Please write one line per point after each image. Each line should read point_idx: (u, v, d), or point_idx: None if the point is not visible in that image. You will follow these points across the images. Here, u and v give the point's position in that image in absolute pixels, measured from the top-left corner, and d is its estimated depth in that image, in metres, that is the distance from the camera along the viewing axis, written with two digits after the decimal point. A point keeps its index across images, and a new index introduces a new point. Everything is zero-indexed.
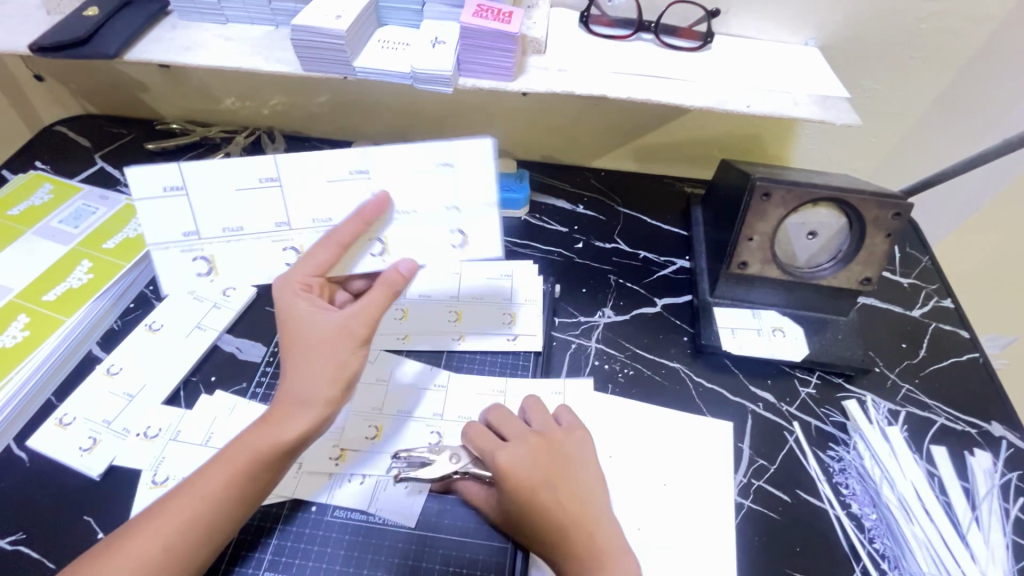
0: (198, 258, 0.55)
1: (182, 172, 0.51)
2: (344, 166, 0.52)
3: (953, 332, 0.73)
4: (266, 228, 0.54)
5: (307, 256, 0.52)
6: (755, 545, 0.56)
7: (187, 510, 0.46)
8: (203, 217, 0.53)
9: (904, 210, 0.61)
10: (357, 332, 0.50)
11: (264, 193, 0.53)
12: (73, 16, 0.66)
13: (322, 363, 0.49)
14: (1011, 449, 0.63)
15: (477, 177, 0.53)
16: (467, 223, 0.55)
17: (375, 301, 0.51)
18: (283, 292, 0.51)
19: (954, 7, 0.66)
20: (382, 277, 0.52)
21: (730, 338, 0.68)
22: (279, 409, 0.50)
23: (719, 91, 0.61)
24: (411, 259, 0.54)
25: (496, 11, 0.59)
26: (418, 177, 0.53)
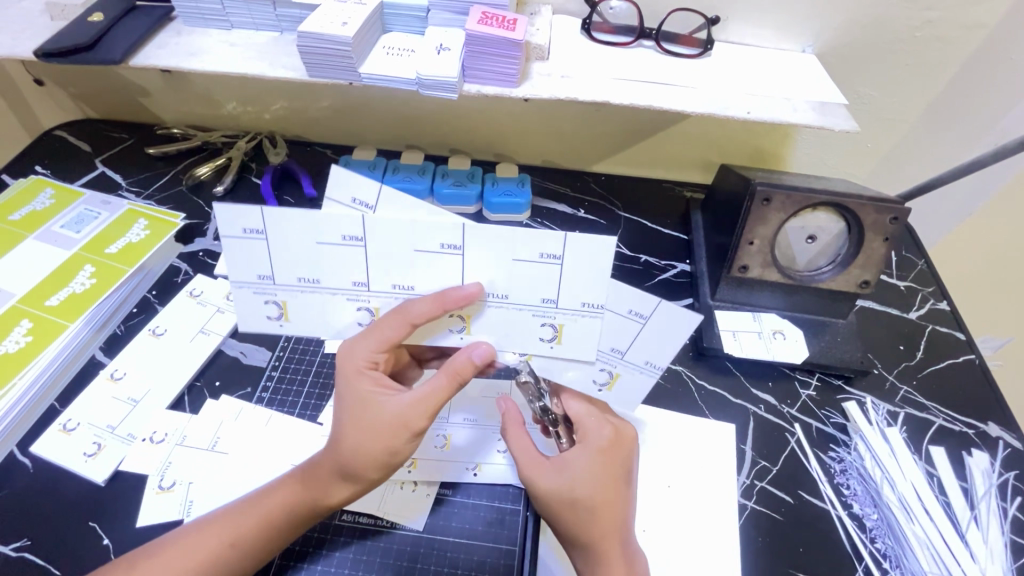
0: (269, 301, 0.49)
1: (265, 216, 0.44)
2: (436, 239, 0.44)
3: (949, 334, 0.74)
4: (343, 286, 0.48)
5: (378, 327, 0.48)
6: (759, 546, 0.57)
7: (211, 549, 0.47)
8: (280, 263, 0.46)
9: (902, 215, 0.62)
10: (414, 425, 0.48)
11: (347, 250, 0.45)
12: (77, 22, 0.66)
13: (372, 450, 0.48)
14: (1007, 449, 0.64)
15: (590, 280, 0.45)
16: (622, 368, 0.51)
17: (438, 390, 0.48)
18: (349, 354, 0.49)
19: (949, 15, 0.67)
20: (450, 363, 0.48)
21: (732, 341, 0.69)
22: (323, 475, 0.50)
23: (721, 98, 0.62)
24: (488, 347, 0.48)
25: (501, 18, 0.60)
26: (515, 266, 0.45)
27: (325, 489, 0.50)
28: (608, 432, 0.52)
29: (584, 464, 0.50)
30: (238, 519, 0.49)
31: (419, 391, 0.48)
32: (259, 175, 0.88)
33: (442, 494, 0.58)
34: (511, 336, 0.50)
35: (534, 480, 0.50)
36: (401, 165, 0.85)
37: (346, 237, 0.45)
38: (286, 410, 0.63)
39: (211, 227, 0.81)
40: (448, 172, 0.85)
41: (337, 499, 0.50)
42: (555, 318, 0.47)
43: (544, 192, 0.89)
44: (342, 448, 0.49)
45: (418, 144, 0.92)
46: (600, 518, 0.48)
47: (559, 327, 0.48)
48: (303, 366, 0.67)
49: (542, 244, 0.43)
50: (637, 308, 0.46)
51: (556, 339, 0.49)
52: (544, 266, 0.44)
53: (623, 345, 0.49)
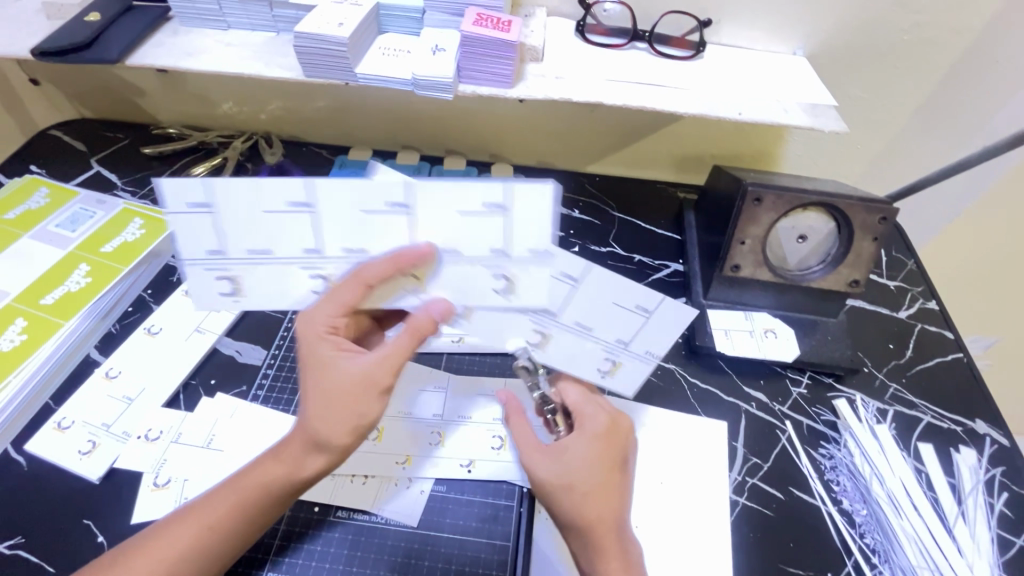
0: (221, 277, 0.50)
1: (210, 189, 0.45)
2: (383, 197, 0.45)
3: (938, 333, 0.75)
4: (296, 254, 0.48)
5: (334, 291, 0.48)
6: (750, 542, 0.58)
7: (190, 535, 0.47)
8: (228, 235, 0.47)
9: (890, 215, 0.63)
10: (381, 382, 0.48)
11: (295, 218, 0.47)
12: (74, 21, 0.66)
13: (338, 414, 0.47)
14: (994, 445, 0.65)
15: (590, 296, 0.50)
16: (624, 358, 0.55)
17: (400, 347, 0.48)
18: (307, 324, 0.49)
19: (936, 19, 0.68)
20: (410, 322, 0.49)
21: (724, 339, 0.70)
22: (294, 449, 0.49)
23: (712, 100, 0.63)
24: (445, 303, 0.50)
25: (495, 20, 0.61)
26: (463, 219, 0.47)
27: (296, 463, 0.49)
28: (605, 418, 0.53)
29: (583, 448, 0.50)
30: (213, 505, 0.48)
31: (381, 349, 0.48)
32: (255, 175, 0.88)
33: (437, 491, 0.58)
34: (501, 333, 0.54)
35: (535, 466, 0.51)
36: (397, 165, 0.86)
37: (292, 205, 0.46)
38: (281, 408, 0.63)
39: None
40: (444, 172, 0.86)
41: (309, 472, 0.49)
42: (549, 328, 0.53)
43: None
44: (306, 416, 0.48)
45: (414, 144, 0.93)
46: (598, 500, 0.48)
47: (511, 279, 0.49)
48: (298, 365, 0.67)
49: (567, 265, 0.48)
50: (622, 310, 0.51)
51: (544, 343, 0.54)
52: (489, 216, 0.46)
53: (628, 336, 0.53)
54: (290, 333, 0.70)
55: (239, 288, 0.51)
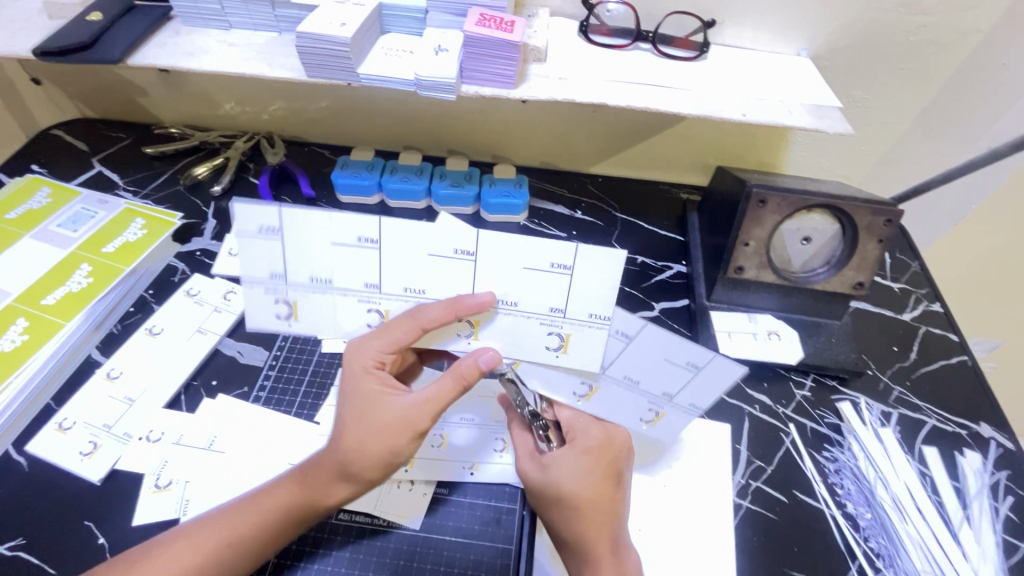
0: (279, 300, 0.48)
1: (283, 215, 0.43)
2: (450, 243, 0.44)
3: (942, 335, 0.74)
4: (355, 286, 0.47)
5: (388, 329, 0.48)
6: (754, 545, 0.57)
7: (209, 548, 0.48)
8: (293, 261, 0.45)
9: (895, 217, 0.63)
10: (416, 425, 0.48)
11: (360, 251, 0.45)
12: (76, 21, 0.66)
13: (371, 449, 0.47)
14: (999, 449, 0.65)
15: (647, 357, 0.49)
16: (667, 410, 0.54)
17: (441, 393, 0.48)
18: (356, 354, 0.50)
19: (941, 20, 0.68)
20: (456, 367, 0.47)
21: (727, 341, 0.69)
22: (321, 476, 0.49)
23: (716, 101, 0.62)
24: (493, 353, 0.48)
25: (498, 20, 0.61)
26: (525, 273, 0.45)
27: (322, 490, 0.49)
28: (597, 436, 0.52)
29: (572, 464, 0.51)
30: (234, 520, 0.49)
31: (424, 393, 0.48)
32: (256, 175, 0.88)
33: (440, 493, 0.58)
34: (549, 384, 0.53)
35: (526, 479, 0.53)
36: (399, 165, 0.86)
37: (360, 238, 0.44)
38: (283, 409, 0.63)
39: (208, 227, 0.81)
40: (446, 173, 0.85)
41: (332, 500, 0.49)
42: (597, 380, 0.51)
43: (541, 193, 0.89)
44: (341, 447, 0.48)
45: (416, 144, 0.92)
46: (586, 516, 0.49)
47: (566, 336, 0.47)
48: (300, 365, 0.67)
49: (624, 322, 0.47)
50: (678, 373, 0.50)
51: (588, 394, 0.53)
52: (553, 274, 0.44)
53: (673, 389, 0.51)
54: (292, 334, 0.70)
55: (293, 312, 0.49)
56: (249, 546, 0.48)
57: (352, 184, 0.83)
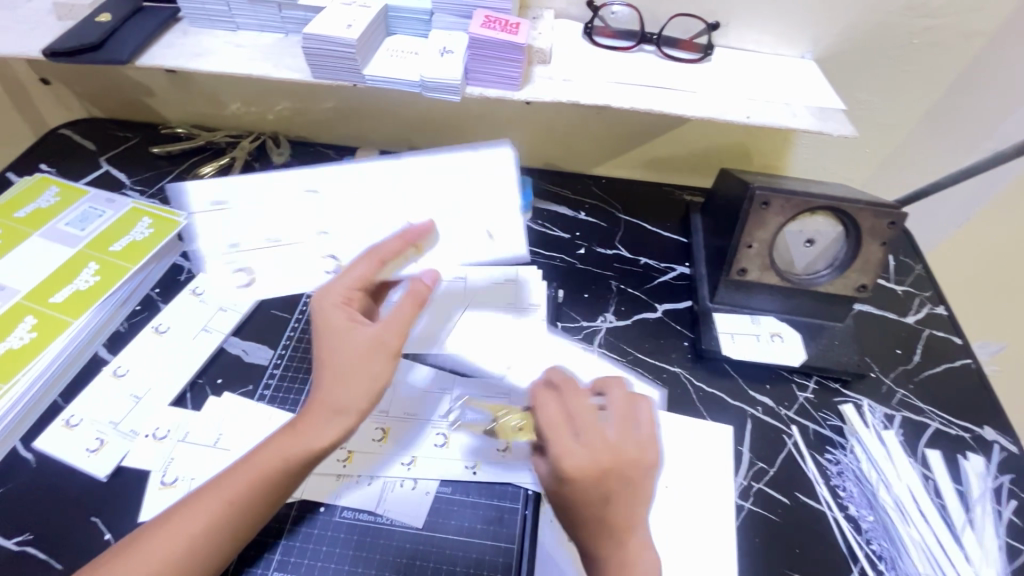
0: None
1: None
2: None
3: (946, 338, 0.74)
4: None
5: (350, 268, 0.55)
6: (755, 547, 0.57)
7: (201, 516, 0.47)
8: None
9: (899, 219, 0.63)
10: (389, 344, 0.50)
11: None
12: (85, 22, 0.67)
13: (348, 373, 0.49)
14: (1003, 453, 0.65)
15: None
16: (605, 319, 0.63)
17: (403, 311, 0.51)
18: (326, 294, 0.53)
19: (947, 22, 0.68)
20: (412, 287, 0.53)
21: (730, 343, 0.70)
22: (305, 416, 0.50)
23: (720, 103, 0.63)
24: (436, 269, 0.56)
25: (504, 22, 0.61)
26: None
27: (308, 431, 0.49)
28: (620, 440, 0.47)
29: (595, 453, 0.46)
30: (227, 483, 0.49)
31: (386, 315, 0.51)
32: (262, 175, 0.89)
33: (443, 493, 0.58)
34: None
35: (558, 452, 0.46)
36: None
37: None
38: (287, 408, 0.64)
39: None
40: None
41: (322, 442, 0.48)
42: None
43: (544, 194, 0.90)
44: (321, 377, 0.50)
45: (420, 145, 0.93)
46: (612, 505, 0.46)
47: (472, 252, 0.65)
48: (305, 364, 0.67)
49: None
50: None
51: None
52: None
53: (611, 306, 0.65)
54: (296, 333, 0.70)
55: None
56: (246, 506, 0.48)
57: None
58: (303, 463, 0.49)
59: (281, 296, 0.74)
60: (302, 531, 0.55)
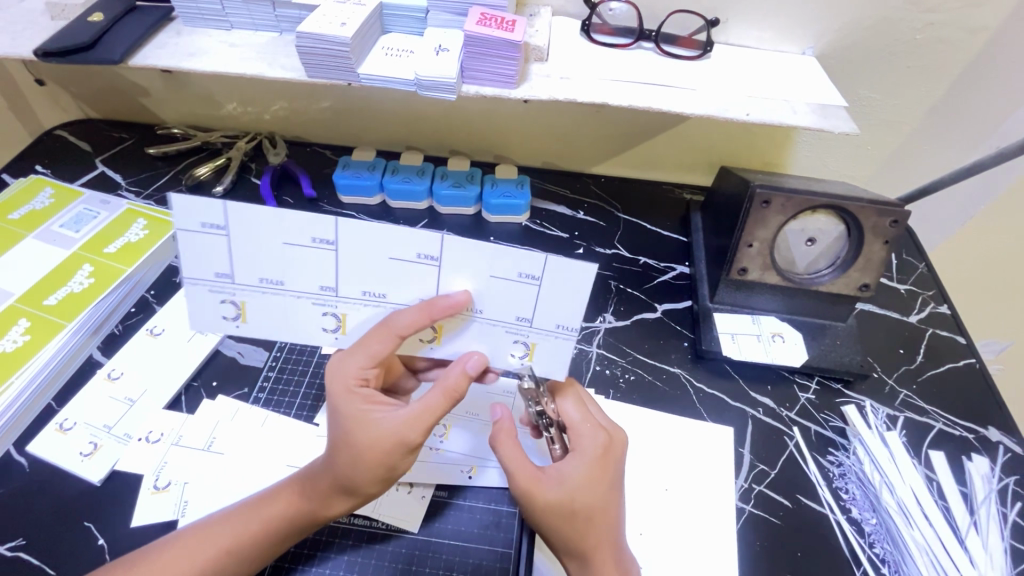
0: (226, 302, 0.51)
1: (227, 214, 0.46)
2: (413, 248, 0.47)
3: (949, 337, 0.73)
4: (309, 289, 0.50)
5: (366, 342, 0.49)
6: (756, 550, 0.57)
7: (209, 557, 0.48)
8: (240, 262, 0.49)
9: (901, 218, 0.62)
10: (411, 442, 0.48)
11: (316, 253, 0.48)
12: (78, 22, 0.66)
13: (370, 467, 0.48)
14: (1008, 454, 0.64)
15: (564, 300, 0.49)
16: (534, 337, 0.51)
17: (432, 407, 0.48)
18: (339, 368, 0.49)
19: (951, 17, 0.67)
20: (446, 381, 0.49)
21: (730, 344, 0.69)
22: (321, 489, 0.50)
23: (720, 100, 0.62)
24: (480, 358, 0.51)
25: (499, 20, 0.60)
26: (492, 281, 0.48)
27: (324, 503, 0.50)
28: (602, 438, 0.52)
29: (580, 473, 0.49)
30: (237, 527, 0.50)
31: (413, 408, 0.48)
32: (258, 175, 0.88)
33: (438, 496, 0.58)
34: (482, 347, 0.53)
35: (533, 493, 0.49)
36: (400, 165, 0.85)
37: (315, 240, 0.48)
38: (283, 411, 0.63)
39: None
40: (447, 173, 0.85)
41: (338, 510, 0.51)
42: (529, 336, 0.51)
43: (543, 193, 0.89)
44: (342, 465, 0.48)
45: (418, 145, 0.92)
46: (596, 525, 0.49)
47: (531, 345, 0.51)
48: (301, 367, 0.67)
49: (521, 263, 0.47)
50: (577, 314, 0.49)
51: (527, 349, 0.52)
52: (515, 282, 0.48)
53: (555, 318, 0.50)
54: None
55: (241, 314, 0.52)
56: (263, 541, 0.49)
57: (354, 184, 0.82)
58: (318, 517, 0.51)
59: None
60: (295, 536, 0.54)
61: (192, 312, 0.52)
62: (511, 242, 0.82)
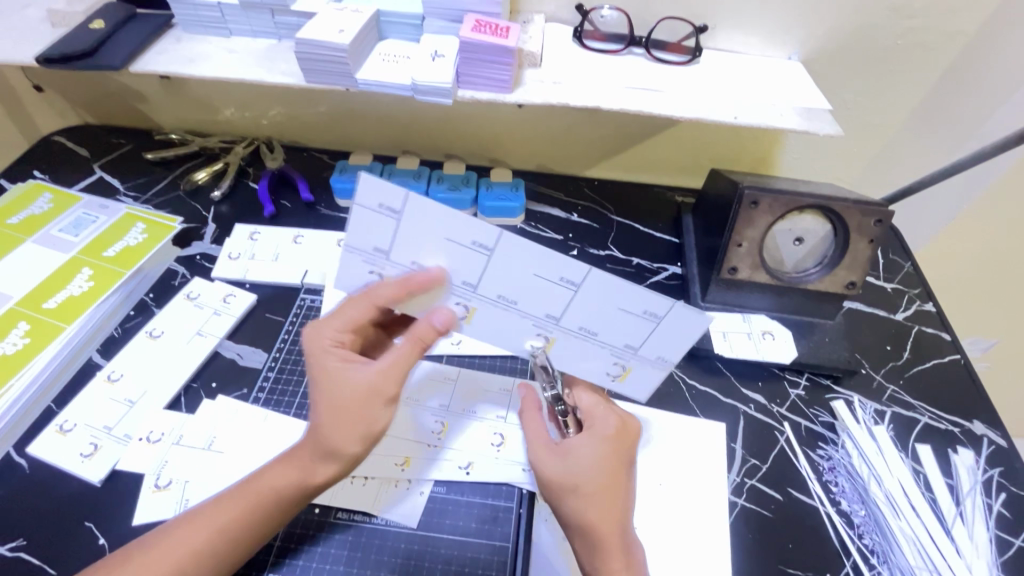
0: (374, 273, 0.49)
1: (408, 201, 0.42)
2: (559, 272, 0.47)
3: (935, 334, 0.75)
4: (453, 283, 0.49)
5: (344, 309, 0.51)
6: (749, 543, 0.58)
7: (199, 542, 0.48)
8: (401, 244, 0.46)
9: (886, 217, 0.64)
10: (384, 390, 0.49)
11: (470, 252, 0.46)
12: (79, 29, 0.67)
13: (344, 422, 0.49)
14: (992, 446, 0.65)
15: (672, 336, 0.51)
16: (633, 362, 0.54)
17: (402, 356, 0.50)
18: (316, 337, 0.52)
19: (931, 23, 0.69)
20: (413, 330, 0.50)
21: (722, 341, 0.70)
22: (303, 454, 0.51)
23: (709, 104, 0.64)
24: (446, 312, 0.50)
25: (494, 26, 0.62)
26: (618, 313, 0.50)
27: (305, 470, 0.50)
28: (615, 422, 0.53)
29: (588, 448, 0.51)
30: (222, 509, 0.50)
31: (385, 359, 0.50)
32: (256, 180, 0.89)
33: (436, 492, 0.58)
34: (583, 362, 0.55)
35: (541, 461, 0.53)
36: (396, 170, 0.87)
37: (474, 242, 0.45)
38: (282, 410, 0.64)
39: (208, 231, 0.82)
40: (443, 177, 0.86)
41: (316, 480, 0.50)
42: (628, 361, 0.54)
43: (537, 196, 0.90)
44: (317, 426, 0.49)
45: (414, 149, 0.93)
46: (599, 499, 0.49)
47: (626, 368, 0.55)
48: (299, 368, 0.67)
49: (647, 302, 0.48)
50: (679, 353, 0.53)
51: (622, 373, 0.55)
52: (639, 321, 0.50)
53: (636, 342, 0.52)
54: (290, 335, 0.70)
55: None
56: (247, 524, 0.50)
57: (351, 188, 0.84)
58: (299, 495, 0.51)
59: (275, 299, 0.75)
60: (296, 533, 0.55)
61: (338, 275, 0.50)
62: None
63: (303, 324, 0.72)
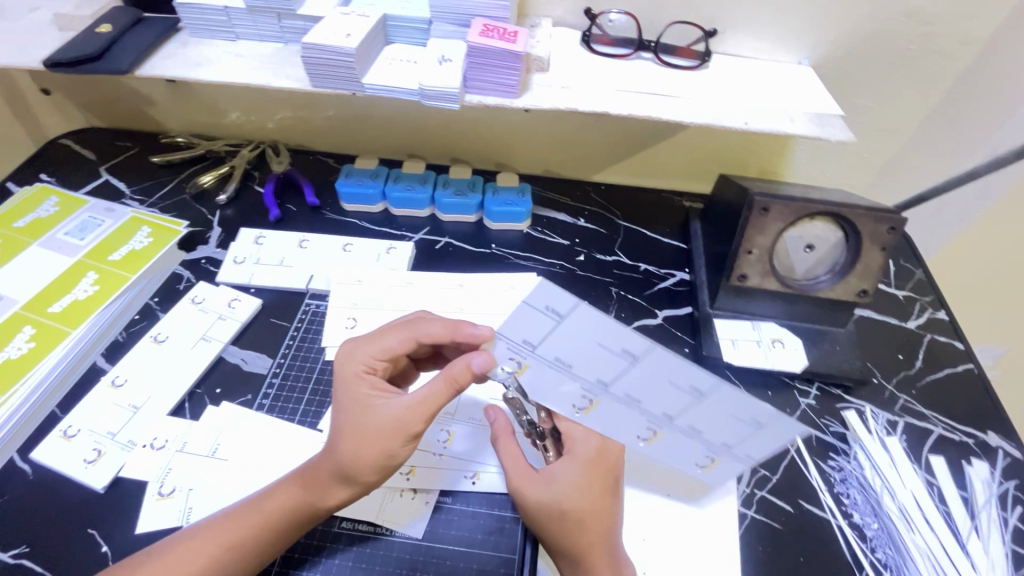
0: (513, 359, 0.50)
1: (579, 309, 0.45)
2: (690, 382, 0.50)
3: (947, 343, 0.74)
4: (586, 377, 0.50)
5: (381, 336, 0.55)
6: (759, 555, 0.57)
7: (210, 554, 0.48)
8: (551, 344, 0.48)
9: (898, 224, 0.63)
10: (410, 428, 0.51)
11: (612, 357, 0.49)
12: (86, 33, 0.67)
13: (369, 453, 0.50)
14: (1007, 458, 0.64)
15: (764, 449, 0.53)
16: (723, 457, 0.55)
17: (436, 396, 0.51)
18: (349, 362, 0.54)
19: (944, 27, 0.68)
20: (448, 368, 0.50)
21: (731, 349, 0.69)
22: (323, 478, 0.51)
23: (720, 109, 0.63)
24: (487, 356, 0.50)
25: (502, 31, 0.61)
26: (730, 419, 0.51)
27: (324, 492, 0.51)
28: (596, 443, 0.53)
29: (571, 475, 0.52)
30: (240, 520, 0.50)
31: (418, 396, 0.51)
32: (261, 183, 0.89)
33: (442, 502, 0.58)
34: (675, 454, 0.57)
35: (523, 492, 0.52)
36: (402, 174, 0.86)
37: (621, 349, 0.48)
38: (286, 417, 0.63)
39: (213, 235, 0.82)
40: (449, 181, 0.86)
41: (333, 502, 0.51)
42: (661, 428, 0.54)
43: (543, 200, 0.90)
44: (340, 453, 0.50)
45: (419, 153, 0.93)
46: (587, 527, 0.50)
47: (716, 462, 0.56)
48: (304, 373, 0.67)
49: (758, 412, 0.50)
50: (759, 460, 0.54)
51: (710, 464, 0.57)
52: (752, 429, 0.51)
53: (733, 441, 0.53)
54: (295, 340, 0.70)
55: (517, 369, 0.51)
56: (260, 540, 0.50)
57: (356, 192, 0.83)
58: (313, 516, 0.51)
59: (280, 304, 0.74)
60: (327, 547, 0.55)
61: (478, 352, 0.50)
62: (511, 248, 0.83)
63: (308, 328, 0.71)
